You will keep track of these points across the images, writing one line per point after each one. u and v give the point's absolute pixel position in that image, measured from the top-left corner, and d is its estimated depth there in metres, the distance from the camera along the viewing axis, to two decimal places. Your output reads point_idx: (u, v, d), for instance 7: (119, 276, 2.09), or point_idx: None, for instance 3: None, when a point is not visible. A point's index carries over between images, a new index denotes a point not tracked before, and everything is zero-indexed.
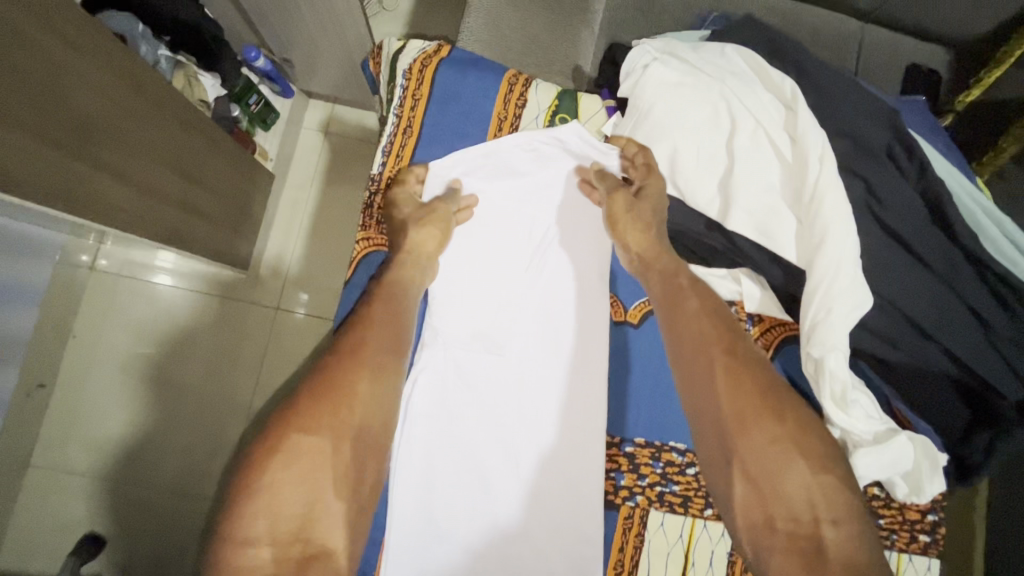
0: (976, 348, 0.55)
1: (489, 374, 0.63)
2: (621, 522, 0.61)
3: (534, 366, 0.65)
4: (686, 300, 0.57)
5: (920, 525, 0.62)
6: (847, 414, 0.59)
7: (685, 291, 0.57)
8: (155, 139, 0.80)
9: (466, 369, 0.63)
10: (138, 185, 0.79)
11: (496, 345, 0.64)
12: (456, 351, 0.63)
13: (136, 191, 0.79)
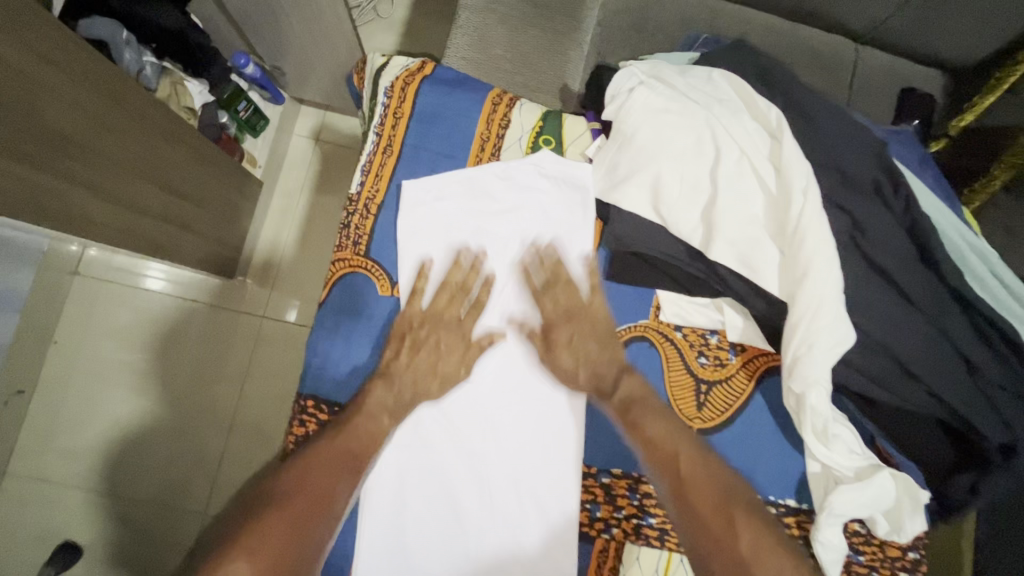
0: (962, 391, 0.52)
1: (457, 401, 0.61)
2: (596, 555, 0.59)
3: (514, 404, 0.62)
4: (643, 411, 0.58)
5: (901, 563, 0.61)
6: (828, 448, 0.58)
7: (642, 399, 0.59)
8: (136, 151, 0.79)
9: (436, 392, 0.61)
10: (116, 197, 0.78)
11: (468, 369, 0.62)
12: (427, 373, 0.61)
13: (115, 204, 0.78)
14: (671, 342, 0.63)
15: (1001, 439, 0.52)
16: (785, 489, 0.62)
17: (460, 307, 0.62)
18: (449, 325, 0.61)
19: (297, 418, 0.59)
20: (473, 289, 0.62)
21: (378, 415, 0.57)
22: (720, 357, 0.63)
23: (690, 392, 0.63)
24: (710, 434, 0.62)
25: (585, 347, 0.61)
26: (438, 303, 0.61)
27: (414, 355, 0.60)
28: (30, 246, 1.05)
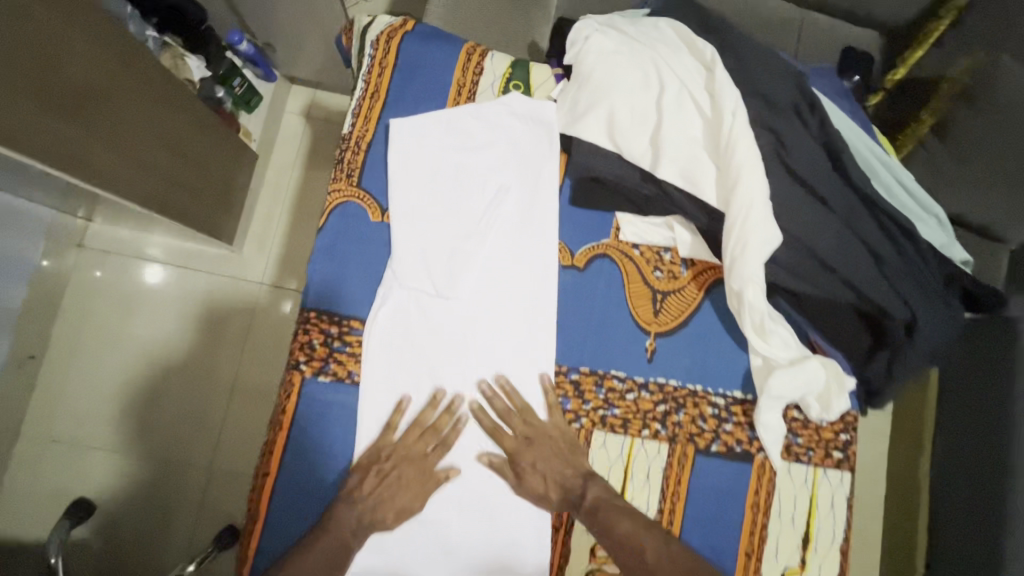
0: (871, 278, 0.63)
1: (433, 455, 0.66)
2: (568, 441, 0.68)
3: (461, 454, 0.68)
4: (610, 513, 0.65)
5: (834, 443, 0.71)
6: (766, 341, 0.67)
7: (608, 503, 0.65)
8: (144, 112, 0.86)
9: (424, 308, 0.68)
10: (129, 154, 0.85)
11: (448, 292, 0.68)
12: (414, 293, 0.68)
13: (127, 160, 0.85)
14: (630, 259, 0.72)
15: (904, 317, 0.63)
16: (731, 383, 0.71)
17: (428, 444, 0.66)
18: (413, 459, 0.65)
19: (301, 328, 0.66)
20: (444, 429, 0.67)
21: (345, 533, 0.62)
22: (673, 271, 0.72)
23: (647, 301, 0.72)
24: (665, 336, 0.71)
25: (546, 467, 0.67)
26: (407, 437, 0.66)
27: (381, 487, 0.64)
28: (26, 211, 1.11)
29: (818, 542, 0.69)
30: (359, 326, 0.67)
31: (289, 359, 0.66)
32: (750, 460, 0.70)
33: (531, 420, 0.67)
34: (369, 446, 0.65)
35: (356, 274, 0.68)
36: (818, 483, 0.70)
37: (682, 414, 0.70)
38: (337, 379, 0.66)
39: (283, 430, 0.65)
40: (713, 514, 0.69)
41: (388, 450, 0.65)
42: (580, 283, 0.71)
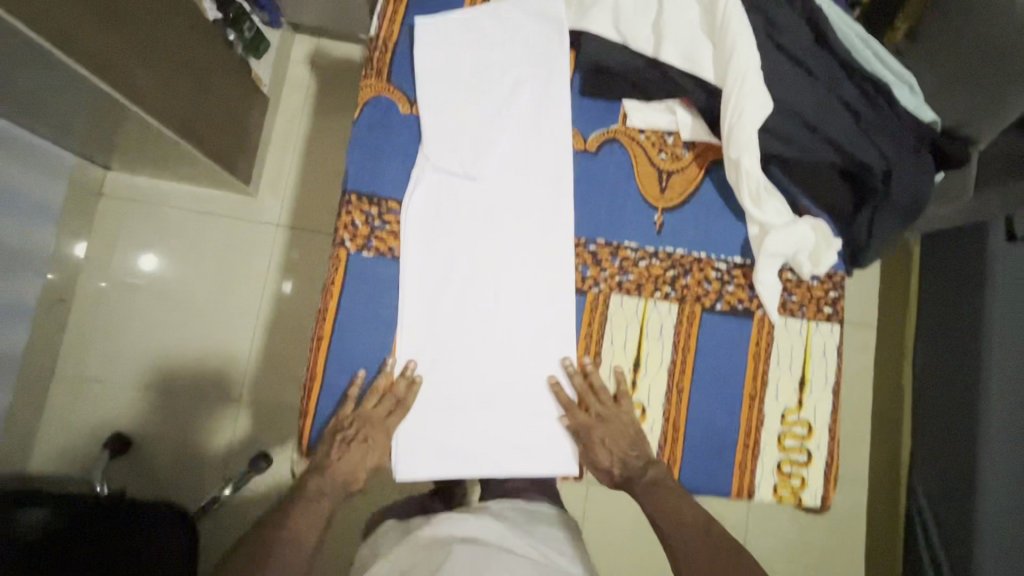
0: (852, 136, 0.72)
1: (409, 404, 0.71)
2: (588, 304, 0.76)
3: (515, 343, 0.74)
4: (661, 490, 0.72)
5: (824, 300, 0.80)
6: (762, 208, 0.75)
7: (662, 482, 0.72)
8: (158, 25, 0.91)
9: (455, 188, 0.75)
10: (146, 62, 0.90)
11: (475, 173, 0.75)
12: (445, 174, 0.75)
13: (145, 68, 0.90)
14: (637, 143, 0.79)
15: (882, 168, 0.72)
16: (731, 250, 0.79)
17: (386, 407, 0.70)
18: (374, 421, 0.70)
19: (344, 210, 0.74)
20: (400, 392, 0.71)
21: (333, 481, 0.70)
22: (677, 153, 0.80)
23: (654, 180, 0.79)
24: (672, 211, 0.79)
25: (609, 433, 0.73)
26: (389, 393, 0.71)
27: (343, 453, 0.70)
28: (50, 152, 1.14)
29: (813, 384, 0.78)
30: (396, 207, 0.74)
31: (337, 239, 0.74)
32: (751, 316, 0.78)
33: (604, 398, 0.74)
34: (333, 419, 0.72)
35: (391, 161, 0.75)
36: (811, 335, 0.79)
37: (689, 279, 0.78)
38: (379, 254, 0.74)
39: (323, 340, 0.73)
40: (719, 363, 0.78)
41: (350, 418, 0.71)
42: (593, 165, 0.79)
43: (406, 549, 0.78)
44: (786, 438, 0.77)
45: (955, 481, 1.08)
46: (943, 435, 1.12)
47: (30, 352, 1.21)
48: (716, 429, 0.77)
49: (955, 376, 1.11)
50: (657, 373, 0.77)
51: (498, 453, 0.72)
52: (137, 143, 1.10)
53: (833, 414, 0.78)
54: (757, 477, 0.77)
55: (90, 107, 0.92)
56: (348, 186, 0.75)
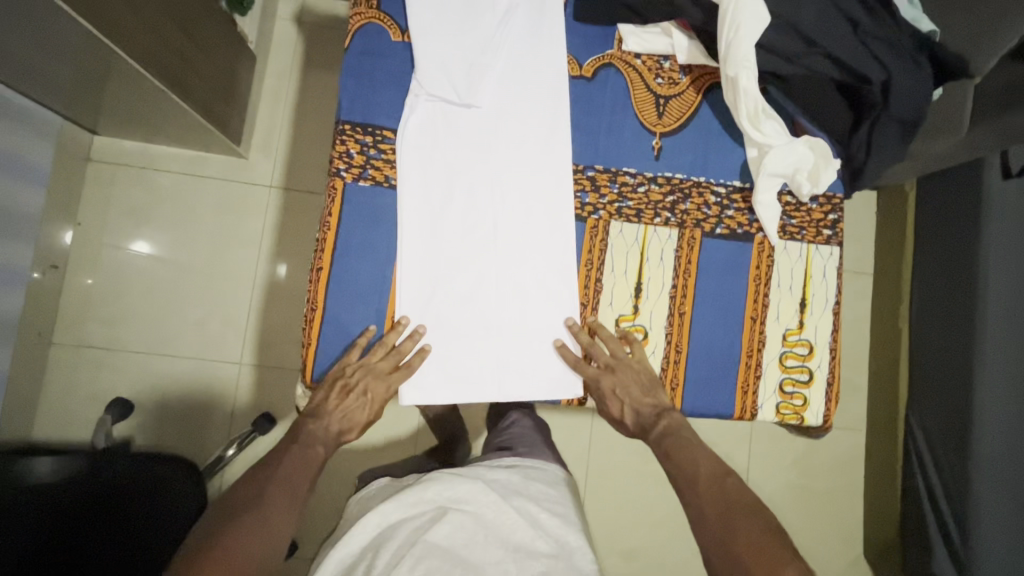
0: (851, 47, 0.71)
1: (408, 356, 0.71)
2: (589, 231, 0.76)
3: (517, 270, 0.74)
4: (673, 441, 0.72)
5: (823, 223, 0.79)
6: (760, 129, 0.74)
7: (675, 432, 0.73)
8: None
9: (450, 115, 0.74)
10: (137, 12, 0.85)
11: (470, 99, 0.74)
12: (440, 102, 0.74)
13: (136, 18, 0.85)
14: (633, 68, 0.79)
15: (880, 78, 0.71)
16: (730, 174, 0.79)
17: (389, 362, 0.70)
18: (378, 375, 0.70)
19: (338, 139, 0.73)
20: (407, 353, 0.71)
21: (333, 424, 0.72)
22: (673, 78, 0.79)
23: (651, 105, 0.79)
24: (669, 136, 0.78)
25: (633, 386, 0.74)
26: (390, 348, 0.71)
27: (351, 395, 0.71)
28: (36, 113, 1.10)
29: (813, 306, 0.79)
30: (391, 137, 0.74)
31: (332, 168, 0.73)
32: (751, 239, 0.78)
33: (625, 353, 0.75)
34: (338, 364, 0.72)
35: (384, 91, 0.74)
36: (811, 258, 0.79)
37: (689, 204, 0.78)
38: (376, 184, 0.73)
39: (323, 278, 0.72)
40: (720, 286, 0.78)
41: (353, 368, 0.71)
42: (590, 91, 0.78)
43: (395, 509, 0.79)
44: (788, 359, 0.78)
45: (952, 412, 1.09)
46: (941, 369, 1.12)
47: (27, 321, 1.19)
48: (718, 352, 0.77)
49: (954, 312, 1.10)
50: (658, 298, 0.77)
51: (500, 377, 0.73)
52: (128, 105, 1.07)
53: (834, 335, 0.79)
54: (759, 398, 0.77)
55: (79, 63, 0.89)
56: (343, 116, 0.74)
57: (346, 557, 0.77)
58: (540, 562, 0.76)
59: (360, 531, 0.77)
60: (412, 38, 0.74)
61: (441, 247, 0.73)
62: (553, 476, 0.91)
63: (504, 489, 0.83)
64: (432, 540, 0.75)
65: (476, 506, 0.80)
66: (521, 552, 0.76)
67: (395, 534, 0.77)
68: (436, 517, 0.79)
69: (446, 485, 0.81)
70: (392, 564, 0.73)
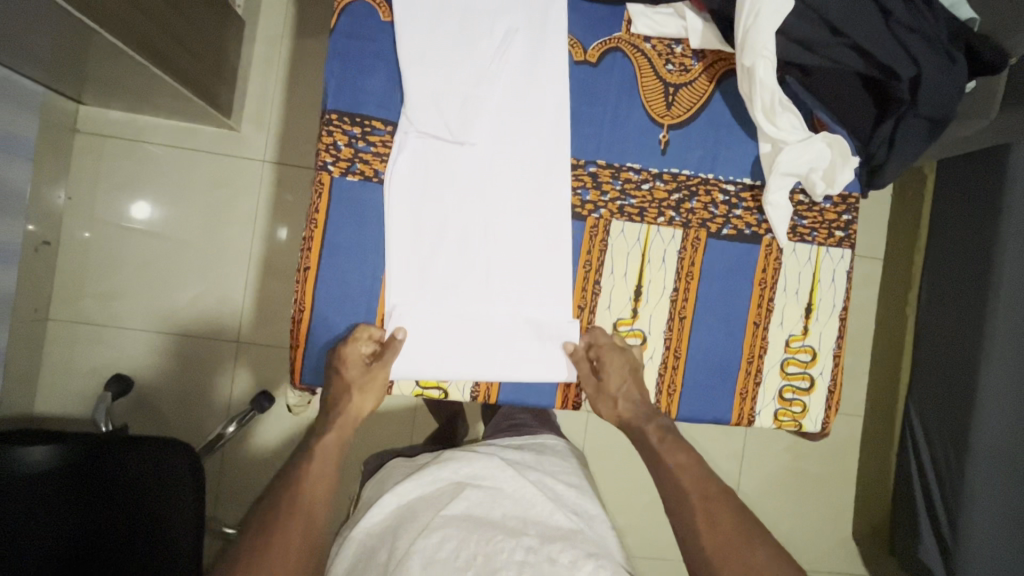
0: (880, 37, 0.65)
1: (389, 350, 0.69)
2: (588, 230, 0.73)
3: (515, 272, 0.71)
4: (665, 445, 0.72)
5: (836, 224, 0.76)
6: (775, 124, 0.69)
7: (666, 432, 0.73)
8: None
9: (442, 154, 0.70)
10: None
11: (464, 137, 0.69)
12: (432, 139, 0.69)
13: None
14: (641, 53, 0.73)
15: (910, 74, 0.65)
16: (741, 171, 0.75)
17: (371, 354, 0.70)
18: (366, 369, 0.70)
19: (324, 130, 0.69)
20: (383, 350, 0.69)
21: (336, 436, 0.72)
22: (684, 64, 0.74)
23: (659, 94, 0.73)
24: (678, 128, 0.74)
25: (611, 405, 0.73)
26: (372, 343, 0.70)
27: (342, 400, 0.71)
28: (16, 83, 1.05)
29: (820, 311, 0.76)
30: (381, 127, 0.70)
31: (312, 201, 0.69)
32: (759, 241, 0.75)
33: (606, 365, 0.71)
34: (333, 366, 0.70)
35: (373, 77, 0.69)
36: (820, 261, 0.76)
37: (695, 203, 0.74)
38: (365, 178, 0.70)
39: (310, 280, 0.70)
40: (725, 290, 0.75)
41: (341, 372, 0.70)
42: (594, 78, 0.72)
43: (414, 488, 0.79)
44: (789, 365, 0.76)
45: (953, 409, 1.04)
46: (946, 367, 1.08)
47: (21, 298, 1.17)
48: (719, 357, 0.75)
49: (962, 305, 1.05)
50: (658, 301, 0.75)
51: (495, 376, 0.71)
52: (112, 78, 1.02)
53: (839, 341, 0.77)
54: (757, 405, 0.76)
55: (55, 34, 0.84)
56: (329, 105, 0.69)
57: (366, 536, 0.76)
58: (566, 532, 0.75)
59: (379, 509, 0.77)
60: (401, 19, 0.69)
61: (434, 279, 0.70)
62: (564, 450, 0.92)
63: (519, 465, 0.82)
64: (452, 514, 0.75)
65: (494, 482, 0.79)
66: (544, 523, 0.76)
67: (416, 510, 0.76)
68: (454, 492, 0.78)
69: (463, 463, 0.80)
70: (415, 537, 0.72)
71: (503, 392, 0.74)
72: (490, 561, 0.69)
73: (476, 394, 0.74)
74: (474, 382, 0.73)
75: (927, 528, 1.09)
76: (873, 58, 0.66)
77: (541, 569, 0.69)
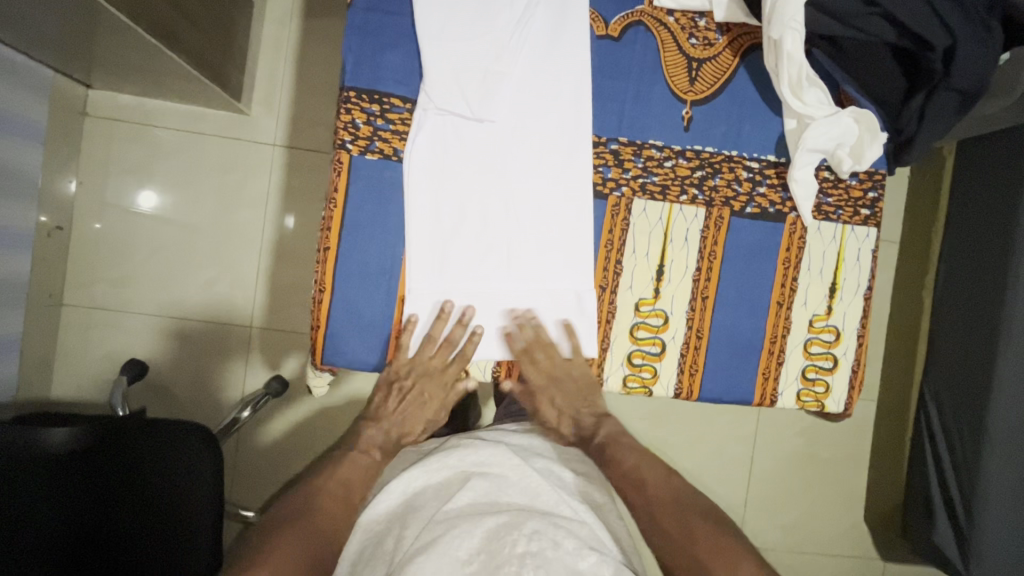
0: (915, 7, 0.63)
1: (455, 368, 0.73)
2: (610, 209, 0.72)
3: (537, 252, 0.70)
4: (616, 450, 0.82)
5: (863, 201, 0.74)
6: (802, 99, 0.68)
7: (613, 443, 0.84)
8: None
9: (463, 132, 0.69)
10: None
11: (485, 114, 0.68)
12: (452, 116, 0.68)
13: None
14: (664, 26, 0.71)
15: (944, 45, 0.64)
16: (766, 147, 0.73)
17: (443, 358, 0.72)
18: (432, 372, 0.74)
19: (342, 108, 0.68)
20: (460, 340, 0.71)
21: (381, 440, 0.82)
22: (708, 39, 0.72)
23: (682, 70, 0.72)
24: (701, 105, 0.72)
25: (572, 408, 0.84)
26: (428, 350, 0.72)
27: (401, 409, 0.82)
28: (25, 66, 1.04)
29: (843, 291, 0.75)
30: (400, 105, 0.68)
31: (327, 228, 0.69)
32: (783, 219, 0.73)
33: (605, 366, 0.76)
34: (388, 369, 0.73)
35: (392, 53, 0.68)
36: (846, 238, 0.75)
37: (719, 180, 0.73)
38: (384, 157, 0.69)
39: (330, 260, 0.69)
40: (746, 270, 0.74)
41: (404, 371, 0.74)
42: (617, 52, 0.71)
43: (418, 476, 0.78)
44: (812, 345, 0.75)
45: (970, 391, 1.03)
46: (963, 350, 1.06)
47: (34, 282, 1.17)
48: (742, 337, 0.74)
49: (980, 287, 1.04)
50: (681, 281, 0.74)
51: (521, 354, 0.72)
52: (121, 59, 1.01)
53: (863, 320, 0.76)
54: (780, 386, 0.75)
55: (65, 14, 0.83)
56: (347, 82, 0.68)
57: (372, 523, 0.76)
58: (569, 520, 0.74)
59: (385, 498, 0.77)
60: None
61: (454, 259, 0.70)
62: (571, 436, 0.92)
63: (527, 453, 0.82)
64: (456, 506, 0.74)
65: (499, 470, 0.78)
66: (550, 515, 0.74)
67: (421, 501, 0.76)
68: (460, 482, 0.77)
69: (468, 451, 0.79)
70: (421, 527, 0.72)
71: (525, 371, 0.74)
72: (494, 557, 0.68)
73: (498, 373, 0.75)
74: (496, 362, 0.74)
75: (940, 511, 1.09)
76: (906, 29, 0.65)
77: (545, 559, 0.67)
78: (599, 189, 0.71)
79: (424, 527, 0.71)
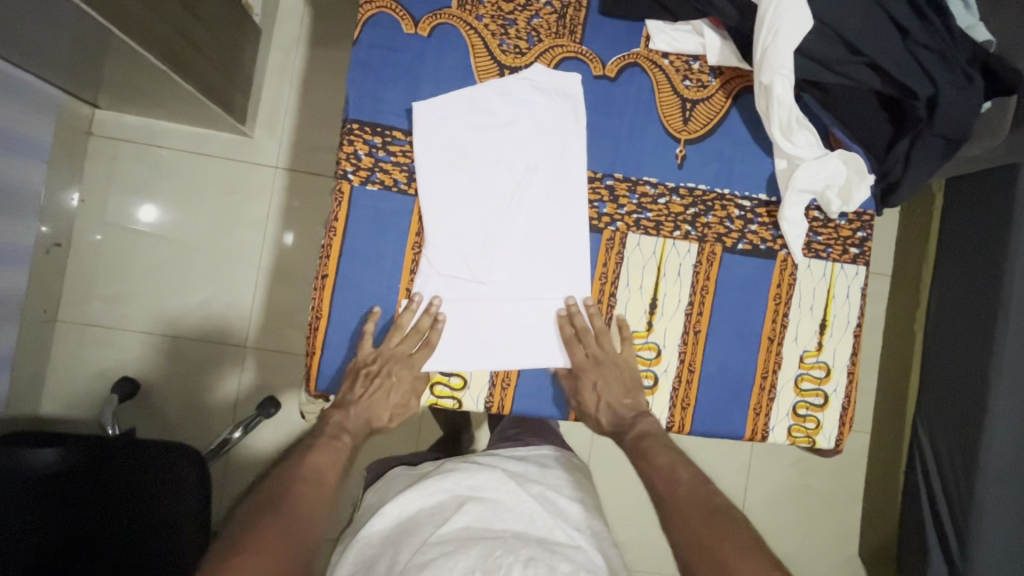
0: (898, 57, 0.67)
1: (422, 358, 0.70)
2: (604, 243, 0.73)
3: (535, 286, 0.71)
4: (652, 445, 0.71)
5: (851, 240, 0.76)
6: (792, 141, 0.70)
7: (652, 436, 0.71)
8: None
9: (464, 164, 0.70)
10: None
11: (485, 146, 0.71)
12: (453, 204, 0.70)
13: None
14: (659, 68, 0.74)
15: (928, 93, 0.67)
16: (756, 186, 0.75)
17: (411, 344, 0.70)
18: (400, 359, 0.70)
19: (345, 139, 0.70)
20: (425, 330, 0.70)
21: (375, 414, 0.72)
22: (702, 80, 0.75)
23: (677, 109, 0.74)
24: (694, 143, 0.74)
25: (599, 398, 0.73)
26: (392, 340, 0.70)
27: (369, 397, 0.71)
28: (34, 87, 1.06)
29: (834, 327, 0.76)
30: (401, 137, 0.71)
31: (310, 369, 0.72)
32: (774, 256, 0.75)
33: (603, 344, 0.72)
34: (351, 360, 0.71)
35: (394, 88, 0.71)
36: (836, 275, 0.76)
37: (711, 217, 0.75)
38: (385, 187, 0.71)
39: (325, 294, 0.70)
40: (738, 304, 0.75)
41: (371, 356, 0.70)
42: (614, 91, 0.73)
43: (414, 499, 0.78)
44: (803, 380, 0.76)
45: (962, 427, 1.03)
46: (952, 386, 1.07)
47: (30, 300, 1.17)
48: (732, 373, 0.75)
49: (970, 322, 1.05)
50: (673, 314, 0.75)
51: (515, 367, 0.72)
52: (128, 81, 1.02)
53: (854, 356, 0.77)
54: (771, 420, 0.76)
55: (75, 37, 0.85)
56: (351, 115, 0.71)
57: (366, 545, 0.75)
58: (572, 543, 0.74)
59: (379, 521, 0.76)
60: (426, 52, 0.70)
61: (451, 290, 0.71)
62: (565, 460, 0.91)
63: (521, 478, 0.82)
64: (451, 530, 0.72)
65: (494, 495, 0.78)
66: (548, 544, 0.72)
67: (415, 525, 0.75)
68: (454, 506, 0.76)
69: (465, 475, 0.79)
70: (414, 551, 0.71)
71: (517, 402, 0.74)
72: None
73: (490, 404, 0.73)
74: (489, 392, 0.73)
75: (935, 548, 1.08)
76: (892, 77, 0.68)
77: None
78: (595, 222, 0.73)
79: (418, 550, 0.70)
